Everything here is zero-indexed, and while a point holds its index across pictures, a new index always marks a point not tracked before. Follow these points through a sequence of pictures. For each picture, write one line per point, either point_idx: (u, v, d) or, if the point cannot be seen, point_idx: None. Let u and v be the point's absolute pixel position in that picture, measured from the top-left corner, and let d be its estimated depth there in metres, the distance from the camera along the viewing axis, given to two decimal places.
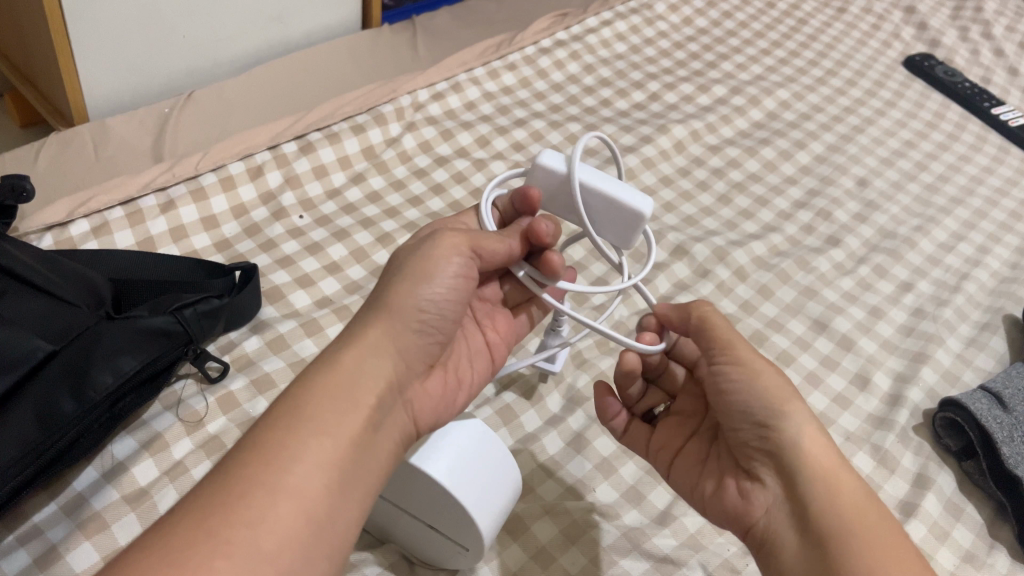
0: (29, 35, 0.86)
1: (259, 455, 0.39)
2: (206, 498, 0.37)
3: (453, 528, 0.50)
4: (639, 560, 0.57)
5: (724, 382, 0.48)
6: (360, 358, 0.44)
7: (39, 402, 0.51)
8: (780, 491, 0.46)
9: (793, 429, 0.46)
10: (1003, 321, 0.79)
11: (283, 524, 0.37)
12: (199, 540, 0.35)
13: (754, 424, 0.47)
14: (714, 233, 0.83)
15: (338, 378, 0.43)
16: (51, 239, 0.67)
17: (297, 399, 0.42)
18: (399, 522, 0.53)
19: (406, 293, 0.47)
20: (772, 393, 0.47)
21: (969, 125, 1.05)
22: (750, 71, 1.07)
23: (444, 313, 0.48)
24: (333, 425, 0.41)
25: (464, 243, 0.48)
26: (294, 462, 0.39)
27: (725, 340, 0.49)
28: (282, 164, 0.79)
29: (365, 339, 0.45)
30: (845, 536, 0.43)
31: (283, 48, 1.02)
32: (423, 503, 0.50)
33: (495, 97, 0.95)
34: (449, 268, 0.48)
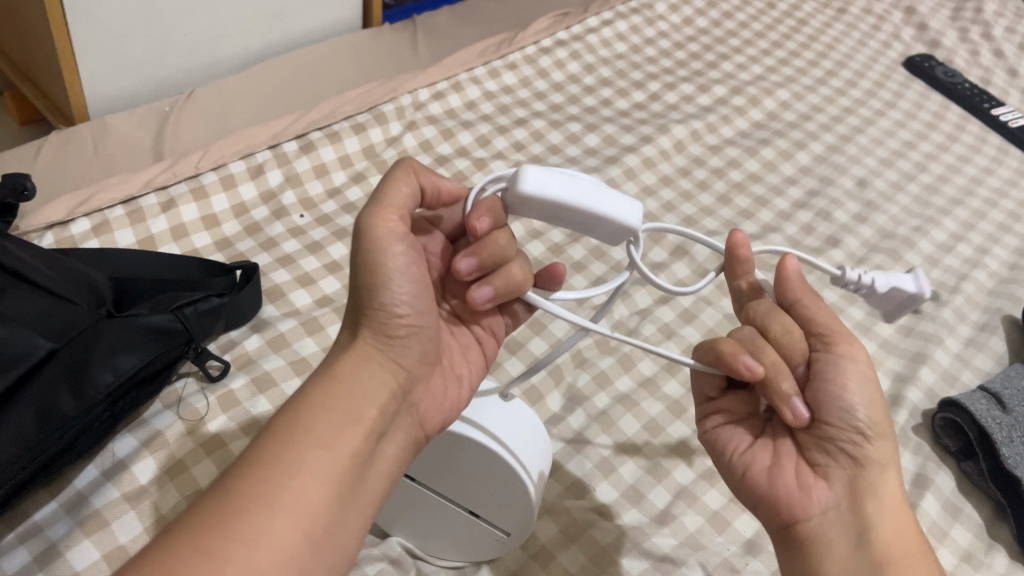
0: (29, 34, 0.86)
1: (259, 467, 0.39)
2: (204, 511, 0.37)
3: (502, 511, 0.52)
4: (638, 559, 0.57)
5: (838, 371, 0.46)
6: (352, 367, 0.44)
7: (40, 399, 0.51)
8: (844, 495, 0.46)
9: (881, 453, 0.46)
10: (1002, 321, 0.79)
11: (280, 539, 0.37)
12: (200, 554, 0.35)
13: (856, 429, 0.46)
14: (714, 233, 0.83)
15: (333, 392, 0.43)
16: (52, 238, 0.67)
17: (297, 412, 0.42)
18: (436, 510, 0.54)
19: (373, 286, 0.44)
20: (876, 410, 0.47)
21: (969, 126, 1.05)
22: (750, 71, 1.07)
23: (416, 300, 0.45)
24: (333, 439, 0.41)
25: (397, 217, 0.44)
26: (290, 477, 0.39)
27: (842, 332, 0.48)
28: (283, 163, 0.79)
29: (355, 349, 0.45)
30: (906, 561, 0.44)
31: (283, 46, 1.02)
32: (475, 488, 0.51)
33: (495, 96, 0.95)
34: (401, 252, 0.44)
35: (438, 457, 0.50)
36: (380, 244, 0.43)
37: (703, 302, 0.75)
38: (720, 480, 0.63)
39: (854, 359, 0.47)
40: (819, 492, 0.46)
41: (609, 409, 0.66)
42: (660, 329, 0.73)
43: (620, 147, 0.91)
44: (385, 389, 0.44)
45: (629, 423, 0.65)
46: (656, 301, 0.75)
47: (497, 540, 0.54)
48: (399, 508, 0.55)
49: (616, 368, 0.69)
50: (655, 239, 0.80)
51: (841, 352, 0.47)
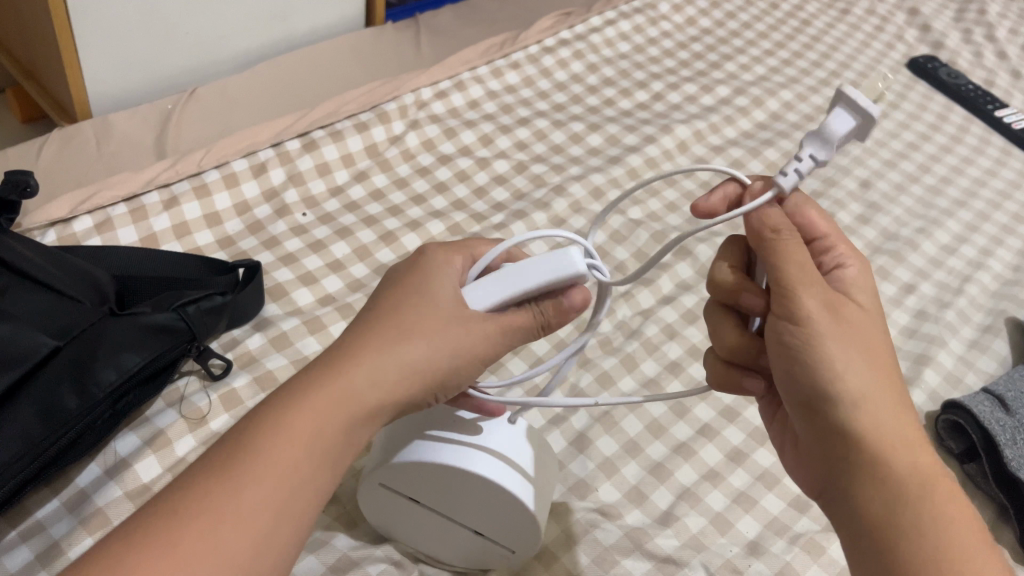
0: (32, 30, 0.86)
1: (251, 457, 0.38)
2: (202, 501, 0.36)
3: (506, 530, 0.51)
4: (641, 560, 0.57)
5: (778, 340, 0.43)
6: (377, 403, 0.42)
7: (43, 396, 0.51)
8: (820, 466, 0.43)
9: (843, 414, 0.41)
10: (1005, 323, 0.79)
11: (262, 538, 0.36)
12: (199, 542, 0.35)
13: (802, 399, 0.43)
14: (717, 233, 0.83)
15: (342, 402, 0.41)
16: (55, 235, 0.68)
17: (296, 404, 0.40)
18: (441, 530, 0.53)
19: (448, 359, 0.44)
20: (829, 371, 0.41)
21: (973, 127, 1.04)
22: (753, 71, 1.07)
23: (458, 387, 0.46)
24: (334, 459, 0.40)
25: (505, 344, 0.46)
26: (280, 476, 0.38)
27: (790, 283, 0.42)
28: (286, 162, 0.79)
29: (390, 386, 0.42)
30: (892, 531, 0.39)
31: (286, 45, 1.02)
32: (479, 510, 0.51)
33: (498, 96, 0.95)
34: (483, 360, 0.45)
35: (439, 485, 0.50)
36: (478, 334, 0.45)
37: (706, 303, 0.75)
38: (722, 481, 0.63)
39: (789, 322, 0.42)
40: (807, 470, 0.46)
41: (612, 409, 0.66)
42: (663, 329, 0.72)
43: (623, 147, 0.91)
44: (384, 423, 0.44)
45: (632, 423, 0.65)
46: (660, 300, 0.75)
47: (502, 555, 0.53)
48: (407, 528, 0.54)
49: (619, 368, 0.69)
50: (658, 239, 0.80)
51: (782, 314, 0.43)
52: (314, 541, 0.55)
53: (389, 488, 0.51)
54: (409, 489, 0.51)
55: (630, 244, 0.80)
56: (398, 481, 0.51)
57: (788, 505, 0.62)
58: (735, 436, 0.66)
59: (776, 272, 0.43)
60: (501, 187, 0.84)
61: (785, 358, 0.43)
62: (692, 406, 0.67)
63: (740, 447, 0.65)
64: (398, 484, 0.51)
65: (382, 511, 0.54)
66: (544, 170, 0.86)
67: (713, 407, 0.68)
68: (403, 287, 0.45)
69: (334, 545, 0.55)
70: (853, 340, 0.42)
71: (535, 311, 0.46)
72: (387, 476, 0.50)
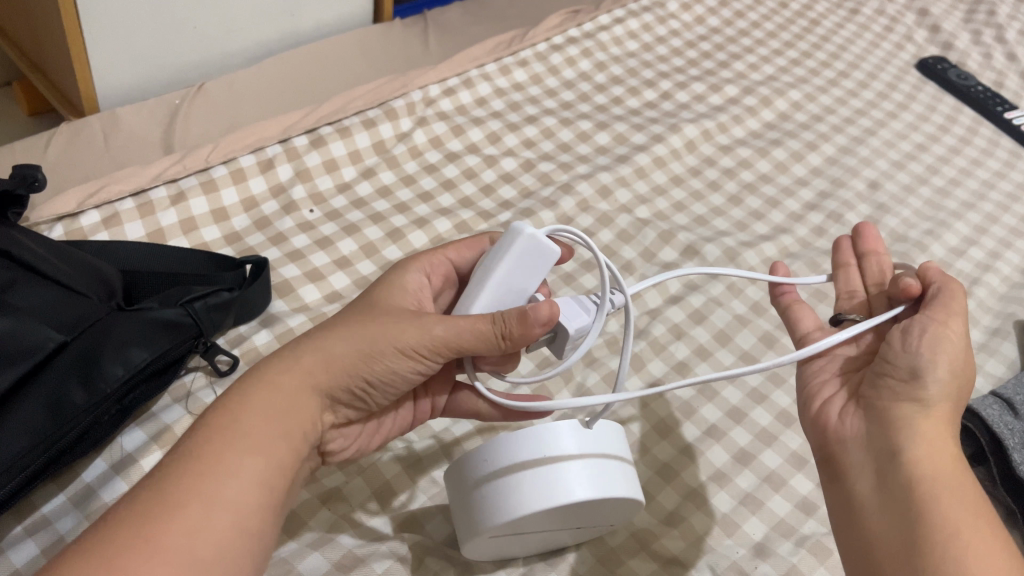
0: (39, 23, 0.86)
1: (201, 460, 0.39)
2: (142, 501, 0.37)
3: (606, 517, 0.53)
4: (647, 561, 0.57)
5: (915, 325, 0.48)
6: (298, 389, 0.44)
7: (51, 392, 0.51)
8: (879, 425, 0.46)
9: (930, 395, 0.46)
10: (1013, 327, 0.79)
11: (218, 534, 0.37)
12: (142, 543, 0.36)
13: (908, 368, 0.46)
14: (724, 233, 0.83)
15: (280, 403, 0.43)
16: (62, 229, 0.68)
17: (246, 404, 0.42)
18: (549, 538, 0.53)
19: (382, 340, 0.45)
20: (939, 362, 0.46)
21: (982, 129, 1.04)
22: (761, 71, 1.06)
23: (393, 380, 0.47)
24: (271, 447, 0.42)
25: (446, 337, 0.45)
26: (227, 477, 0.39)
27: (954, 308, 0.49)
28: (293, 157, 0.79)
29: (307, 373, 0.44)
30: (928, 491, 0.42)
31: (293, 40, 1.02)
32: (593, 517, 0.51)
33: (506, 94, 0.94)
34: (414, 358, 0.46)
35: (556, 517, 0.49)
36: (403, 336, 0.45)
37: (714, 303, 0.75)
38: (729, 482, 0.63)
39: (940, 321, 0.48)
40: (854, 420, 0.48)
41: (620, 408, 0.66)
42: (670, 329, 0.72)
43: (631, 146, 0.90)
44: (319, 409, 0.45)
45: (639, 424, 0.65)
46: (667, 301, 0.75)
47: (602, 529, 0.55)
48: (512, 549, 0.54)
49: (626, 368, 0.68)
50: (666, 239, 0.80)
51: (934, 314, 0.49)
52: (319, 538, 0.55)
53: (499, 534, 0.50)
54: (521, 530, 0.50)
55: (638, 244, 0.79)
56: (511, 530, 0.49)
57: (795, 507, 0.62)
58: (742, 437, 0.66)
59: (944, 301, 0.50)
60: (509, 185, 0.84)
61: (903, 338, 0.48)
62: (700, 407, 0.67)
63: (747, 448, 0.65)
64: (511, 529, 0.49)
65: (489, 548, 0.52)
66: (551, 168, 0.86)
67: (720, 407, 0.67)
68: (351, 308, 0.49)
69: (340, 542, 0.54)
70: (962, 359, 0.47)
71: (491, 323, 0.45)
72: (499, 530, 0.49)
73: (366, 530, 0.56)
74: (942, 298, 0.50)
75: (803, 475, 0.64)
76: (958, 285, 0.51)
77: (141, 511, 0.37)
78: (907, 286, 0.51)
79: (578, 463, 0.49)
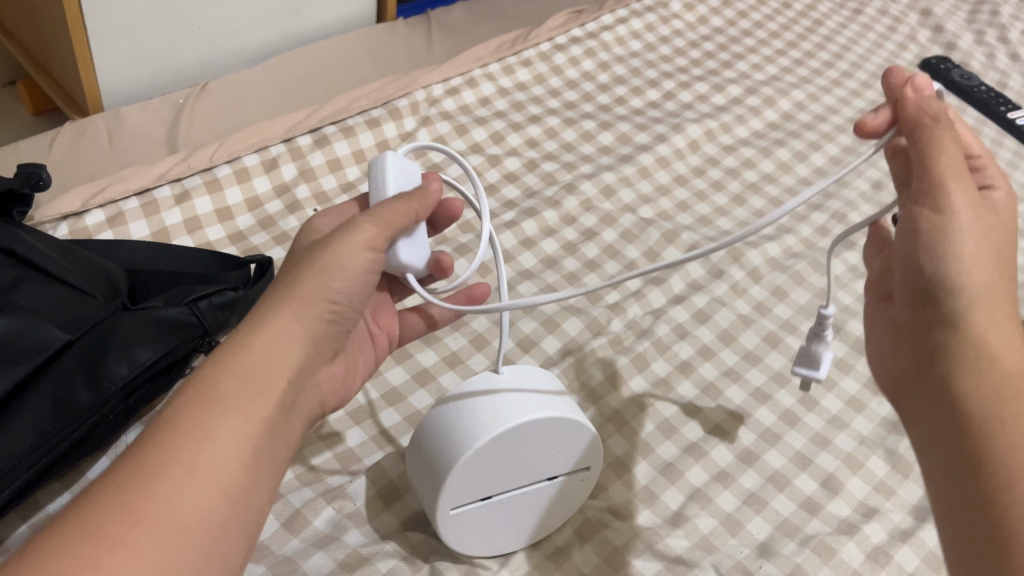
0: (43, 23, 0.86)
1: (176, 430, 0.39)
2: (121, 475, 0.37)
3: (564, 455, 0.53)
4: (652, 560, 0.57)
5: (913, 222, 0.47)
6: (272, 342, 0.43)
7: (56, 392, 0.51)
8: (918, 353, 0.46)
9: (957, 307, 0.44)
10: None
11: (200, 500, 0.38)
12: (129, 517, 0.36)
13: (920, 284, 0.46)
14: (728, 233, 0.83)
15: (252, 361, 0.42)
16: (67, 228, 0.68)
17: (219, 371, 0.41)
18: (531, 502, 0.54)
19: (327, 273, 0.46)
20: (952, 263, 0.45)
21: (986, 129, 1.04)
22: (765, 71, 1.06)
23: (357, 300, 0.48)
24: (249, 405, 0.41)
25: (379, 235, 0.47)
26: (207, 442, 0.39)
27: (942, 175, 0.47)
28: (297, 157, 0.79)
29: (279, 324, 0.44)
30: (985, 422, 0.41)
31: (297, 40, 1.02)
32: (539, 460, 0.52)
33: (510, 93, 0.94)
34: (362, 265, 0.47)
35: (489, 469, 0.51)
36: (346, 253, 0.46)
37: (717, 303, 0.75)
38: (733, 481, 0.63)
39: (931, 208, 0.46)
40: (895, 355, 0.48)
41: (623, 408, 0.66)
42: (674, 329, 0.72)
43: (634, 146, 0.90)
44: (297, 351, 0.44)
45: (643, 424, 0.65)
46: (671, 300, 0.75)
47: (582, 480, 0.55)
48: (508, 533, 0.55)
49: (630, 368, 0.68)
50: (669, 239, 0.80)
51: (927, 200, 0.47)
52: (324, 537, 0.55)
53: (465, 505, 0.52)
54: (478, 489, 0.51)
55: (641, 243, 0.80)
56: (469, 493, 0.51)
57: (799, 507, 0.62)
58: (746, 437, 0.66)
59: (929, 169, 0.47)
60: (513, 185, 0.84)
61: (912, 244, 0.46)
62: (704, 407, 0.67)
63: (752, 447, 0.65)
64: (462, 500, 0.51)
65: (480, 536, 0.54)
66: (555, 168, 0.86)
67: (724, 407, 0.67)
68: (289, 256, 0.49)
69: (344, 541, 0.54)
70: (980, 240, 0.45)
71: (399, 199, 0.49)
72: (458, 497, 0.51)
73: (370, 529, 0.56)
74: (920, 166, 0.48)
75: (807, 475, 0.64)
76: (942, 125, 0.49)
77: (108, 493, 0.36)
78: (862, 124, 0.53)
79: (487, 402, 0.51)
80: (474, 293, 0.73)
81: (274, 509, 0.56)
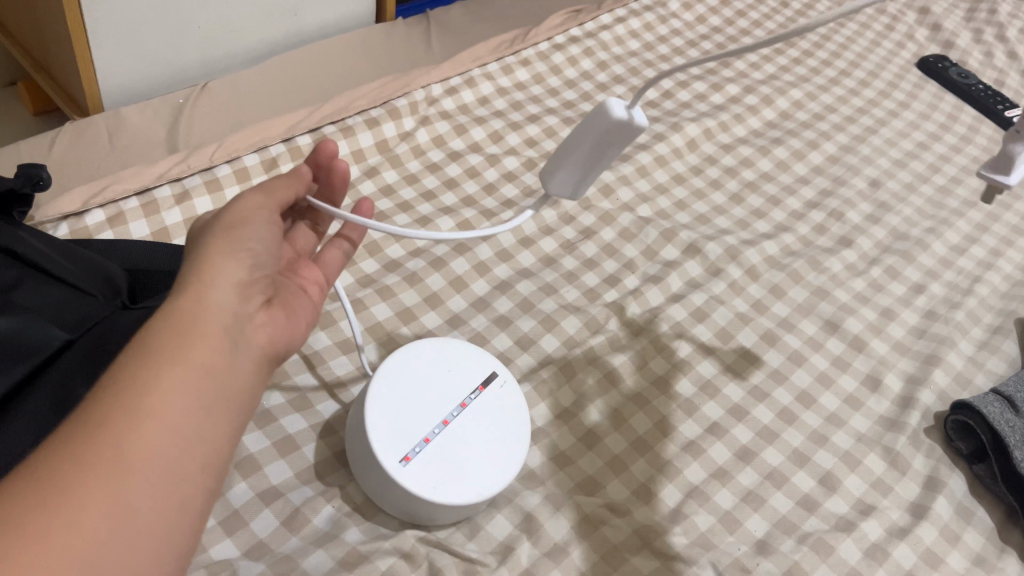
0: (45, 23, 0.86)
1: (111, 388, 0.37)
2: (61, 438, 0.35)
3: (459, 377, 0.59)
4: (650, 558, 0.57)
5: None
6: (201, 294, 0.43)
7: (56, 391, 0.51)
8: None
9: None
10: (1014, 325, 0.79)
11: (145, 446, 0.36)
12: (73, 470, 0.34)
13: None
14: (726, 232, 0.83)
15: (181, 313, 0.41)
16: (67, 228, 0.68)
17: (151, 329, 0.40)
18: (469, 430, 0.56)
19: (239, 226, 0.47)
20: None
21: (983, 128, 1.04)
22: (763, 70, 1.06)
23: (269, 243, 0.48)
24: (183, 352, 0.40)
25: (266, 200, 0.50)
26: (144, 390, 0.37)
27: None
28: (296, 157, 0.79)
29: (203, 274, 0.44)
30: None
31: (296, 41, 1.02)
32: (438, 386, 0.58)
33: (508, 93, 0.95)
34: (263, 210, 0.49)
35: (399, 408, 0.55)
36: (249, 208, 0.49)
37: (715, 302, 0.75)
38: (732, 479, 0.63)
39: None
40: None
41: (619, 405, 0.66)
42: (673, 327, 0.72)
43: (633, 145, 0.90)
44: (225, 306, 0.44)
45: (641, 421, 0.66)
46: (669, 298, 0.75)
47: (496, 389, 0.59)
48: (484, 468, 0.55)
49: (628, 366, 0.69)
50: (667, 238, 0.80)
51: None
52: (324, 535, 0.55)
53: (412, 457, 0.54)
54: (409, 433, 0.54)
55: (640, 242, 0.80)
56: (402, 442, 0.54)
57: (797, 504, 0.62)
58: (744, 435, 0.66)
59: None
60: (511, 184, 0.84)
61: None
62: (702, 405, 0.67)
63: (749, 445, 0.65)
64: (407, 449, 0.54)
65: (453, 481, 0.54)
66: None
67: (722, 404, 0.68)
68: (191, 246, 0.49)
69: (344, 539, 0.55)
70: None
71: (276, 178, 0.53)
72: (394, 448, 0.54)
73: (371, 527, 0.56)
74: None
75: (805, 473, 0.64)
76: None
77: (49, 456, 0.34)
78: None
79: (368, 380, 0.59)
80: (473, 293, 0.73)
81: (273, 507, 0.56)
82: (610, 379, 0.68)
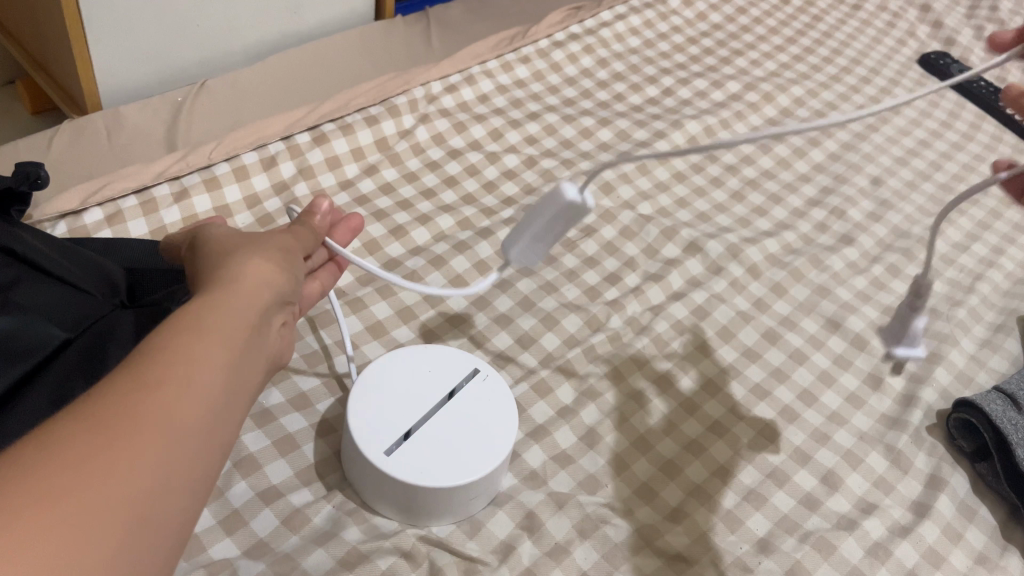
0: (43, 21, 0.85)
1: (163, 351, 0.35)
2: (111, 387, 0.32)
3: (444, 375, 0.59)
4: (651, 557, 0.57)
5: None
6: (252, 291, 0.42)
7: (55, 390, 0.50)
8: None
9: None
10: (1017, 322, 0.79)
11: (192, 416, 0.33)
12: (120, 423, 0.31)
13: None
14: (727, 230, 0.82)
15: (232, 299, 0.40)
16: (65, 227, 0.68)
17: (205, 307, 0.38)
18: (456, 424, 0.56)
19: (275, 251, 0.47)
20: None
21: (985, 125, 1.04)
22: (763, 67, 1.06)
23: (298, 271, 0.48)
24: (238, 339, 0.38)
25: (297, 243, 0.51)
26: (200, 361, 0.35)
27: None
28: (296, 155, 0.79)
29: (248, 276, 0.43)
30: None
31: (295, 40, 1.02)
32: (423, 384, 0.58)
33: (508, 90, 0.94)
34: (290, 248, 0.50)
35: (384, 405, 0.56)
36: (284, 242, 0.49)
37: (716, 300, 0.75)
38: (733, 478, 0.62)
39: None
40: None
41: (619, 403, 0.66)
42: (673, 326, 0.72)
43: (633, 143, 0.90)
44: (262, 299, 0.42)
45: (641, 420, 0.65)
46: (670, 297, 0.75)
47: (482, 384, 0.59)
48: (472, 452, 0.54)
49: (629, 364, 0.68)
50: (668, 235, 0.80)
51: None
52: (323, 534, 0.55)
53: (395, 449, 0.53)
54: (393, 427, 0.54)
55: (641, 240, 0.80)
56: (383, 435, 0.54)
57: (799, 503, 0.62)
58: (745, 434, 0.65)
59: None
60: (512, 182, 0.84)
61: None
62: (703, 403, 0.67)
63: (751, 443, 0.65)
64: (390, 442, 0.54)
65: (437, 470, 0.53)
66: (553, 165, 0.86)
67: (723, 403, 0.67)
68: (211, 246, 0.47)
69: (344, 538, 0.54)
70: None
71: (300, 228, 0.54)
72: (377, 440, 0.53)
73: (371, 526, 0.56)
74: None
75: (806, 471, 0.64)
76: None
77: (92, 406, 0.31)
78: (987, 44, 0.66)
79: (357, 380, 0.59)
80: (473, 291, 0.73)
81: (273, 507, 0.56)
82: (610, 378, 0.67)
